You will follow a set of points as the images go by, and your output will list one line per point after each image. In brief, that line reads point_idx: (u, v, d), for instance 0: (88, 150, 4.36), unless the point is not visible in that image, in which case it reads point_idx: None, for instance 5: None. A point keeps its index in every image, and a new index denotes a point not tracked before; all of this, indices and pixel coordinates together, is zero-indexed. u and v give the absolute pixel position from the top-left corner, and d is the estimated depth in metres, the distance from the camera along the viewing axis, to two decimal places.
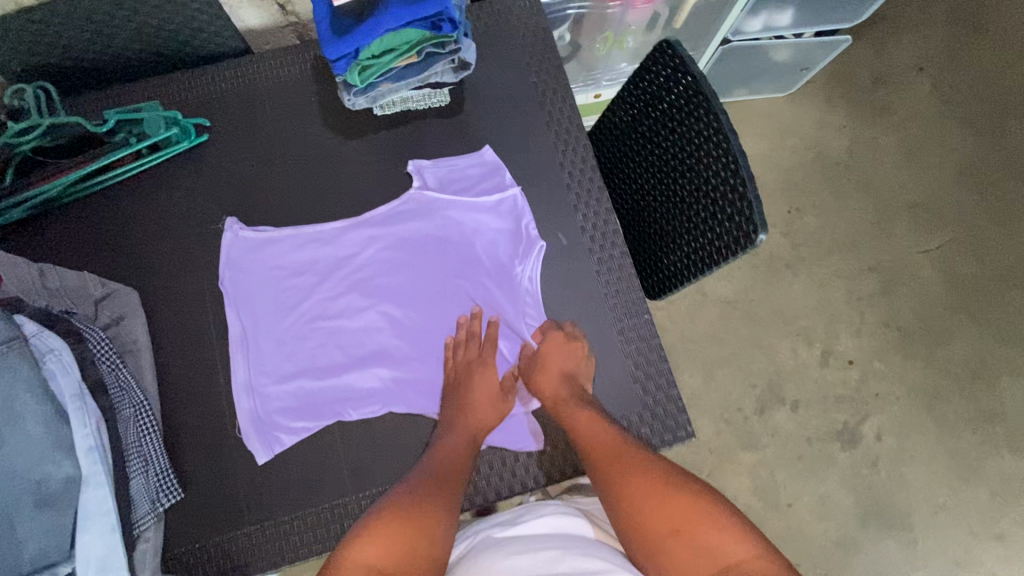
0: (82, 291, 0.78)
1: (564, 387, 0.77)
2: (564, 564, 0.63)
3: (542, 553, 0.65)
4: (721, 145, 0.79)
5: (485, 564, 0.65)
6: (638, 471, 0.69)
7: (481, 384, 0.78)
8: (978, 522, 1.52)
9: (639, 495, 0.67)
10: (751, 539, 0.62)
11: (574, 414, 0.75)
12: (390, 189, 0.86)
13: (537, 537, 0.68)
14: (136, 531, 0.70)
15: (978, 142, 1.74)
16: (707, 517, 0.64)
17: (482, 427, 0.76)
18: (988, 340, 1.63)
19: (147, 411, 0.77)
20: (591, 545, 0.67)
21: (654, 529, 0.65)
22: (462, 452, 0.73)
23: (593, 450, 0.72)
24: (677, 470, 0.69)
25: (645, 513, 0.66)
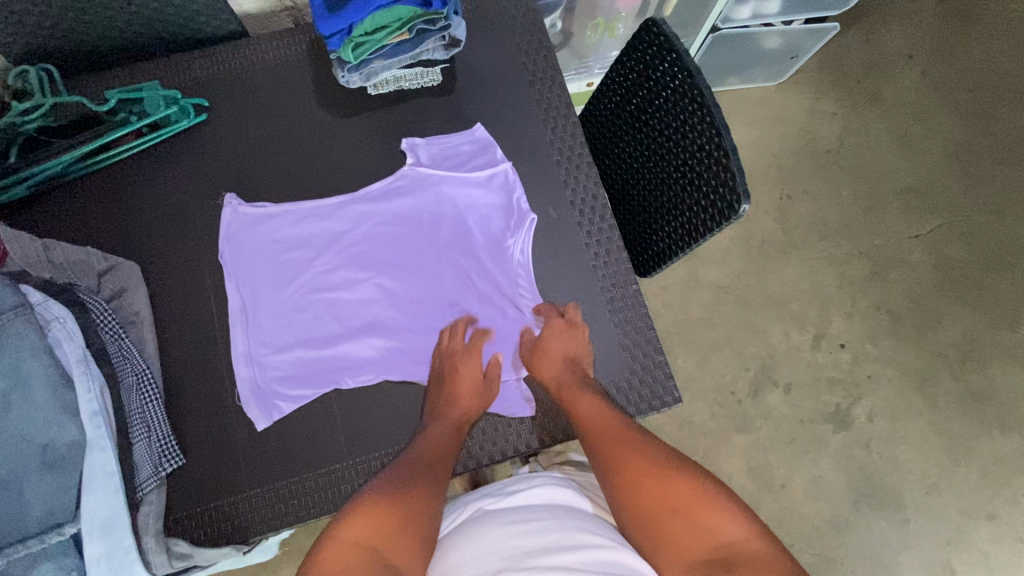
0: (85, 264, 0.80)
1: (567, 371, 0.80)
2: (555, 534, 0.65)
3: (534, 523, 0.67)
4: (705, 119, 0.81)
5: (477, 532, 0.67)
6: (638, 452, 0.71)
7: (471, 375, 0.79)
8: (970, 501, 1.53)
9: (638, 475, 0.69)
10: (748, 519, 0.64)
11: (577, 398, 0.77)
12: (384, 166, 0.89)
13: (530, 508, 0.70)
14: (140, 493, 0.73)
15: (966, 128, 1.76)
16: (706, 498, 0.66)
17: (469, 417, 0.78)
18: (978, 322, 1.64)
19: (149, 378, 0.79)
20: (582, 518, 0.69)
21: (652, 507, 0.66)
22: (451, 441, 0.75)
23: (591, 432, 0.74)
24: (676, 454, 0.71)
25: (644, 492, 0.67)
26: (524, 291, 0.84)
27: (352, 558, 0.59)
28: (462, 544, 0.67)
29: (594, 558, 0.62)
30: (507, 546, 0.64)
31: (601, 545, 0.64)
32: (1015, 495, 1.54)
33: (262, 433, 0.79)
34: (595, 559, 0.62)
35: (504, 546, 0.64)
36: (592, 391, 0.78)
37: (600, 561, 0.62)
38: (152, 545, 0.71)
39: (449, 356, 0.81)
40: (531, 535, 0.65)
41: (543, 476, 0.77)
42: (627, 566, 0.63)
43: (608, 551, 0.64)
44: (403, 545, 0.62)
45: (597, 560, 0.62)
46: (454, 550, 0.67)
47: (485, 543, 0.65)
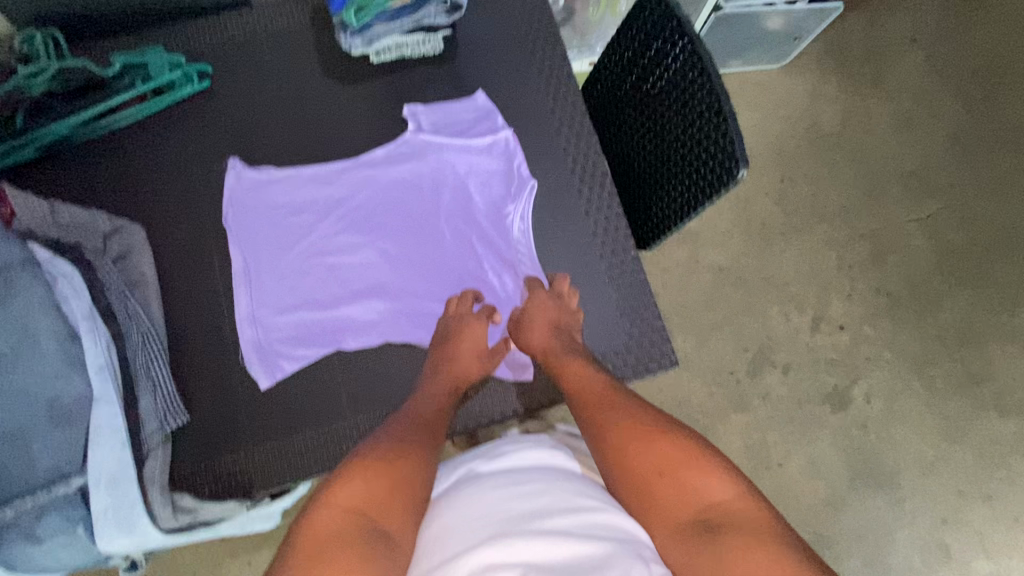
0: (90, 226, 0.81)
1: (554, 338, 0.79)
2: (549, 497, 0.64)
3: (527, 486, 0.66)
4: (705, 87, 0.81)
5: (469, 494, 0.67)
6: (626, 417, 0.69)
7: (468, 346, 0.79)
8: (966, 481, 1.53)
9: (624, 438, 0.67)
10: (738, 480, 0.62)
11: (564, 364, 0.76)
12: (384, 132, 0.89)
13: (523, 470, 0.69)
14: (146, 448, 0.75)
15: (968, 113, 1.76)
16: (695, 459, 0.64)
17: (463, 381, 0.78)
18: (978, 305, 1.63)
19: (154, 337, 0.80)
20: (576, 481, 0.68)
21: (639, 469, 0.65)
22: (441, 407, 0.75)
23: (579, 398, 0.73)
24: (666, 418, 0.69)
25: (631, 455, 0.66)
26: (525, 255, 0.85)
27: (344, 523, 0.58)
28: (453, 506, 0.66)
29: (589, 520, 0.62)
30: (498, 508, 0.63)
31: (596, 507, 0.63)
32: (1011, 476, 1.54)
33: (265, 392, 0.81)
34: (590, 522, 0.62)
35: (495, 508, 0.63)
36: (580, 356, 0.77)
37: (595, 523, 0.62)
38: (157, 498, 0.73)
39: (450, 325, 0.81)
40: (524, 497, 0.64)
41: (536, 439, 0.76)
42: (621, 528, 0.62)
43: (602, 514, 0.63)
44: (397, 511, 0.60)
45: (591, 522, 0.62)
46: (445, 512, 0.66)
47: (475, 506, 0.64)
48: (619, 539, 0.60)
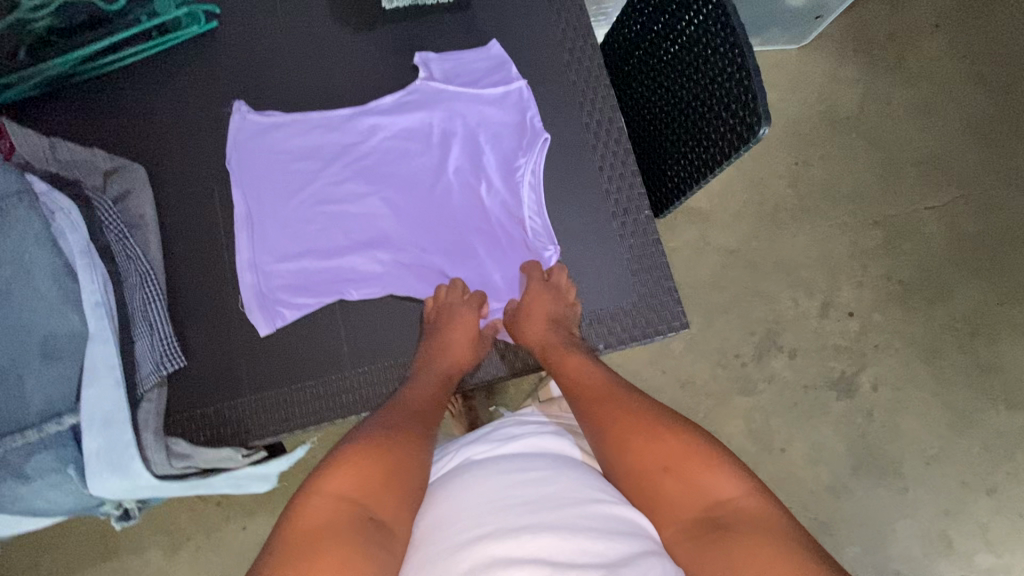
0: (90, 163, 0.79)
1: (553, 332, 0.77)
2: (556, 487, 0.61)
3: (533, 474, 0.63)
4: (728, 38, 0.77)
5: (471, 481, 0.63)
6: (631, 409, 0.68)
7: (458, 337, 0.77)
8: (970, 472, 1.51)
9: (628, 434, 0.66)
10: (747, 476, 0.62)
11: (564, 358, 0.75)
12: (395, 81, 0.87)
13: (528, 458, 0.66)
14: (140, 390, 0.73)
15: (990, 102, 1.70)
16: (704, 457, 0.63)
17: (455, 368, 0.78)
18: (990, 296, 1.59)
19: (152, 278, 0.77)
20: (582, 471, 0.66)
21: (645, 465, 0.64)
22: (438, 393, 0.74)
23: (580, 390, 0.72)
24: (671, 414, 0.68)
25: (637, 451, 0.65)
26: (534, 212, 0.83)
27: (336, 512, 0.58)
28: (454, 493, 0.63)
29: (597, 513, 0.59)
30: (503, 498, 0.60)
31: (604, 500, 0.61)
32: (1016, 469, 1.51)
33: (265, 339, 0.79)
34: (598, 514, 0.59)
35: (500, 497, 0.60)
36: (581, 351, 0.76)
37: (603, 517, 0.59)
38: (151, 442, 0.71)
39: (437, 317, 0.78)
40: (529, 486, 0.61)
41: (540, 424, 0.74)
42: (629, 521, 0.60)
43: (611, 507, 0.61)
44: (390, 499, 0.60)
45: (600, 516, 0.59)
46: (446, 499, 0.63)
47: (479, 493, 0.61)
48: (627, 534, 0.59)
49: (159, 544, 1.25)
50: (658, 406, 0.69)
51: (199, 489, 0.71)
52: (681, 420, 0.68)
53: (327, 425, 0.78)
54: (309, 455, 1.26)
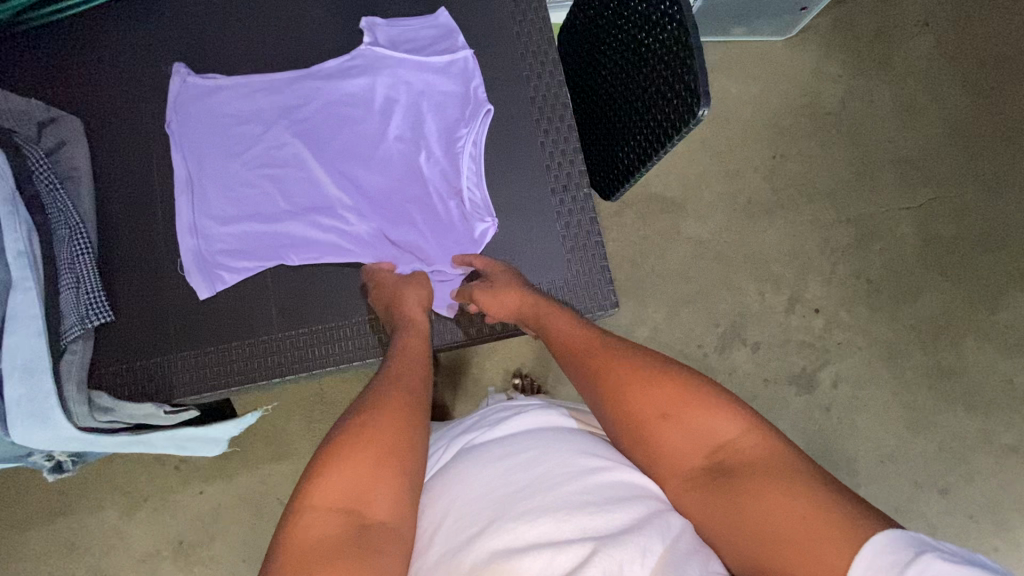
0: (26, 113, 0.77)
1: (523, 291, 0.77)
2: (547, 467, 0.61)
3: (522, 456, 0.64)
4: (672, 14, 0.72)
5: (465, 471, 0.65)
6: (619, 359, 0.67)
7: (413, 295, 0.76)
8: (924, 471, 1.29)
9: (622, 383, 0.65)
10: (742, 411, 0.61)
11: (548, 316, 0.76)
12: (341, 45, 0.87)
13: (517, 439, 0.67)
14: (64, 341, 0.73)
15: (974, 104, 1.42)
16: (697, 399, 0.62)
17: (418, 307, 0.76)
18: (960, 302, 1.35)
19: (83, 233, 0.78)
20: (575, 442, 0.66)
21: (639, 417, 0.63)
22: (417, 363, 0.69)
23: (568, 350, 0.72)
24: (660, 358, 0.67)
25: (629, 404, 0.64)
26: (473, 184, 0.83)
27: (333, 525, 0.54)
28: (451, 483, 0.64)
29: (592, 487, 0.59)
30: (496, 484, 0.61)
31: (597, 470, 0.61)
32: (972, 472, 1.29)
33: (205, 302, 0.80)
34: (593, 488, 0.59)
35: (493, 484, 0.61)
36: (563, 311, 0.76)
37: (599, 488, 0.60)
38: (72, 395, 0.71)
39: (391, 296, 0.76)
40: (520, 470, 0.62)
41: (531, 405, 0.75)
42: (627, 485, 0.61)
43: (606, 476, 0.61)
44: (385, 496, 0.56)
45: (596, 488, 0.60)
46: (444, 489, 0.64)
47: (472, 483, 0.62)
48: (625, 499, 0.59)
49: (117, 504, 1.22)
50: (645, 353, 0.68)
51: (138, 444, 0.72)
52: (669, 362, 0.67)
53: (255, 385, 0.79)
54: (266, 424, 1.24)
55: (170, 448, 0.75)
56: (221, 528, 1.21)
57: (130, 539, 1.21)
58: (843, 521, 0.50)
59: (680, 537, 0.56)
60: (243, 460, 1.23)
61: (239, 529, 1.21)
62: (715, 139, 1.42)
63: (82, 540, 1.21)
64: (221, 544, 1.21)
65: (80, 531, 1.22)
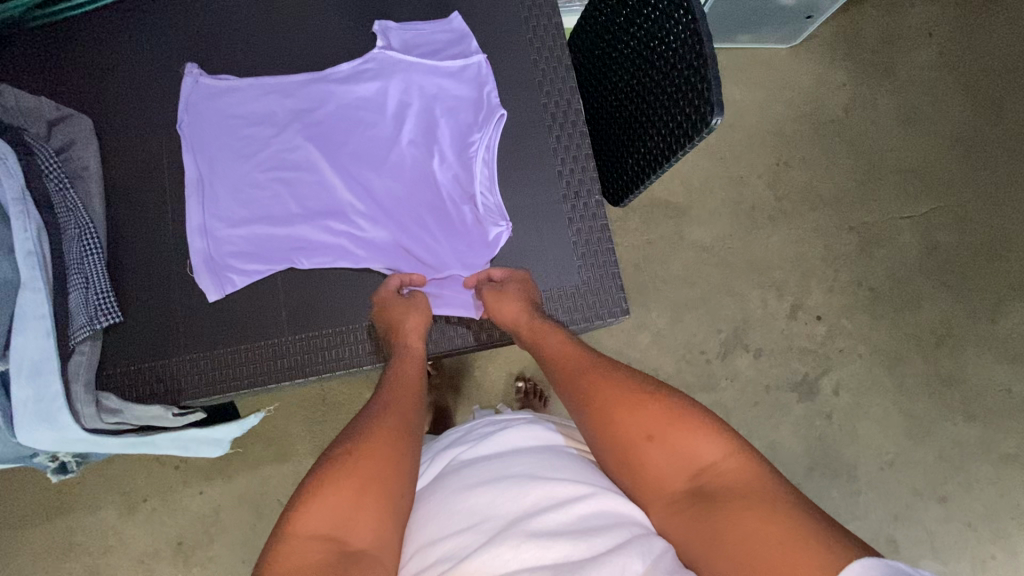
0: (37, 111, 0.77)
1: (527, 313, 0.77)
2: (533, 494, 0.61)
3: (509, 479, 0.64)
4: (687, 23, 0.72)
5: (450, 493, 0.65)
6: (609, 380, 0.68)
7: (415, 322, 0.76)
8: (923, 479, 1.29)
9: (610, 403, 0.66)
10: (725, 435, 0.62)
11: (543, 336, 0.75)
12: (355, 48, 0.87)
13: (504, 459, 0.67)
14: (72, 341, 0.73)
15: (977, 114, 1.43)
16: (682, 421, 0.63)
17: (415, 333, 0.76)
18: (960, 311, 1.36)
19: (91, 233, 0.77)
20: (563, 466, 0.66)
21: (625, 438, 0.64)
22: (410, 390, 0.70)
23: (561, 368, 0.73)
24: (647, 380, 0.68)
25: (616, 426, 0.65)
26: (485, 188, 0.83)
27: (313, 553, 0.55)
28: (436, 505, 0.65)
29: (577, 514, 0.60)
30: (480, 508, 0.61)
31: (584, 496, 0.61)
32: (970, 480, 1.29)
33: (214, 305, 0.80)
34: (579, 516, 0.60)
35: (476, 508, 0.61)
36: (557, 330, 0.76)
37: (584, 516, 0.60)
38: (79, 395, 0.71)
39: (388, 317, 0.76)
40: (507, 495, 0.62)
41: (517, 420, 0.76)
42: (611, 512, 0.61)
43: (591, 502, 0.61)
44: (366, 524, 0.58)
45: (581, 516, 0.60)
46: (429, 512, 0.64)
47: (456, 506, 0.63)
48: (609, 526, 0.59)
49: (115, 503, 1.22)
50: (634, 374, 0.69)
51: (142, 446, 0.72)
52: (659, 385, 0.68)
53: (257, 392, 0.79)
54: (267, 424, 1.24)
55: (173, 450, 0.75)
56: (220, 529, 1.21)
57: (128, 539, 1.20)
58: (820, 549, 0.51)
59: (662, 557, 0.57)
60: (245, 459, 1.23)
61: (239, 530, 1.21)
62: (719, 146, 1.42)
63: (81, 538, 1.20)
64: (221, 544, 1.20)
65: (80, 530, 1.21)
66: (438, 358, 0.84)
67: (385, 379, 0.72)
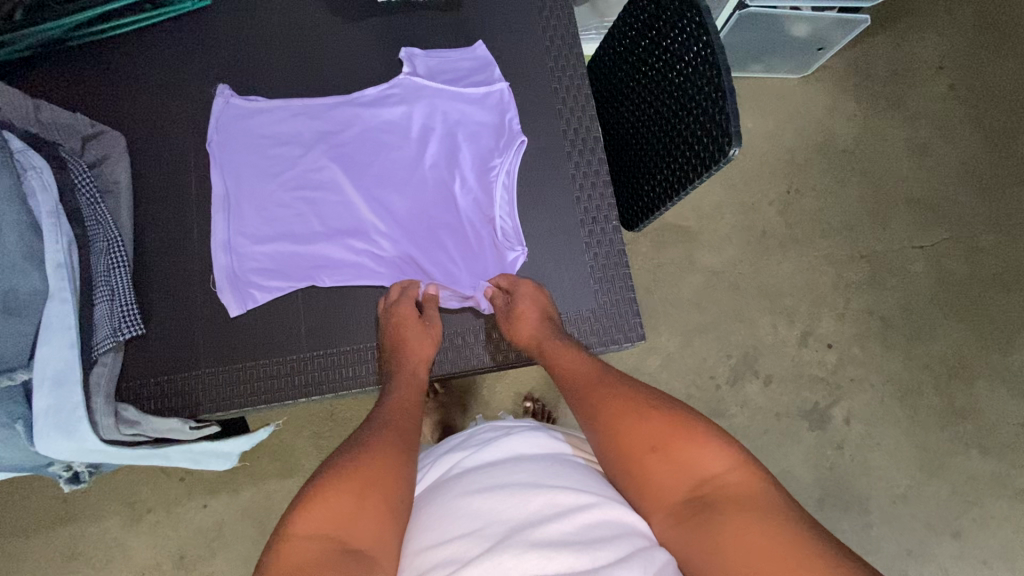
0: (72, 126, 0.80)
1: (544, 330, 0.77)
2: (536, 502, 0.61)
3: (512, 487, 0.63)
4: (706, 54, 0.74)
5: (452, 499, 0.64)
6: (616, 393, 0.69)
7: (417, 343, 0.77)
8: (937, 514, 1.27)
9: (617, 415, 0.66)
10: (731, 447, 0.62)
11: (557, 350, 0.76)
12: (381, 73, 0.89)
13: (506, 467, 0.67)
14: (95, 354, 0.74)
15: (987, 146, 1.44)
16: (686, 434, 0.63)
17: (419, 364, 0.76)
18: (973, 342, 1.35)
19: (120, 247, 0.79)
20: (564, 475, 0.66)
21: (629, 450, 0.64)
22: (410, 412, 0.71)
23: (576, 381, 0.72)
24: (655, 394, 0.68)
25: (621, 438, 0.65)
26: (506, 212, 0.84)
27: (315, 552, 0.55)
28: (438, 509, 0.64)
29: (581, 525, 0.59)
30: (482, 514, 0.61)
31: (587, 506, 0.61)
32: (984, 515, 1.27)
33: (234, 319, 0.81)
34: (582, 526, 0.59)
35: (479, 512, 0.61)
36: (574, 345, 0.77)
37: (587, 526, 0.59)
38: (100, 407, 0.71)
39: (399, 327, 0.77)
40: (509, 503, 0.61)
41: (520, 427, 0.75)
42: (614, 522, 0.61)
43: (595, 512, 0.61)
44: (370, 525, 0.58)
45: (584, 527, 0.59)
46: (431, 517, 0.64)
47: (457, 510, 0.62)
48: (613, 537, 0.59)
49: (119, 514, 1.21)
50: (642, 389, 0.69)
51: (154, 458, 0.73)
52: (667, 399, 0.68)
53: (266, 406, 0.79)
54: (273, 438, 1.24)
55: (183, 462, 0.75)
56: (223, 543, 1.20)
57: (131, 550, 1.20)
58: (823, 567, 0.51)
59: (664, 569, 0.57)
60: (250, 472, 1.22)
61: (242, 545, 1.20)
62: (731, 172, 1.44)
63: (84, 547, 1.20)
64: (223, 559, 1.19)
65: (83, 540, 1.20)
66: (453, 377, 0.84)
67: (387, 395, 0.73)
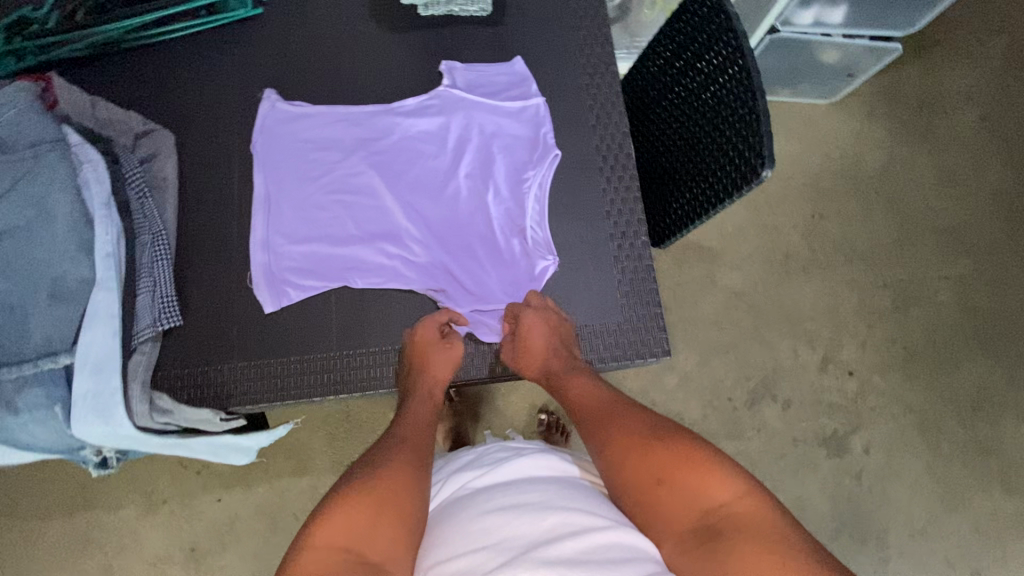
0: (125, 124, 0.84)
1: (553, 360, 0.79)
2: (549, 521, 0.61)
3: (524, 507, 0.64)
4: (742, 78, 0.75)
5: (463, 517, 0.65)
6: (624, 424, 0.70)
7: (439, 366, 0.78)
8: (957, 550, 1.24)
9: (625, 446, 0.67)
10: (738, 476, 0.62)
11: (568, 379, 0.78)
12: (421, 84, 0.92)
13: (519, 487, 0.67)
14: (135, 341, 0.76)
15: (1017, 178, 1.43)
16: (692, 463, 0.63)
17: (436, 385, 0.78)
18: (998, 375, 1.33)
19: (163, 239, 0.83)
20: (576, 497, 0.66)
21: (637, 480, 0.65)
22: (424, 433, 0.73)
23: (587, 411, 0.74)
24: (661, 424, 0.68)
25: (629, 469, 0.66)
26: (537, 222, 0.86)
27: (331, 561, 0.56)
28: (450, 527, 0.65)
29: (594, 545, 0.59)
30: (494, 532, 0.61)
31: (601, 528, 0.61)
32: (1007, 555, 1.24)
33: (269, 315, 0.83)
34: (596, 547, 0.59)
35: (490, 530, 0.61)
36: (583, 373, 0.78)
37: (601, 547, 0.59)
38: (136, 393, 0.73)
39: (418, 350, 0.78)
40: (521, 522, 0.62)
41: (530, 448, 0.76)
42: (628, 546, 0.60)
43: (608, 534, 0.60)
44: (386, 541, 0.59)
45: (598, 548, 0.59)
46: (444, 534, 0.64)
47: (470, 528, 0.63)
48: (626, 561, 0.58)
49: (135, 503, 1.23)
50: (651, 419, 0.70)
51: (182, 448, 0.74)
52: (675, 427, 0.68)
53: (292, 403, 0.81)
54: (290, 436, 1.25)
55: (205, 455, 0.76)
56: (234, 538, 1.21)
57: (145, 540, 1.22)
58: None
59: None
60: (265, 469, 1.24)
61: (253, 541, 1.21)
62: (755, 194, 1.44)
63: (100, 534, 1.22)
64: (234, 553, 1.21)
65: (100, 526, 1.23)
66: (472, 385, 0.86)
67: (404, 417, 0.75)
